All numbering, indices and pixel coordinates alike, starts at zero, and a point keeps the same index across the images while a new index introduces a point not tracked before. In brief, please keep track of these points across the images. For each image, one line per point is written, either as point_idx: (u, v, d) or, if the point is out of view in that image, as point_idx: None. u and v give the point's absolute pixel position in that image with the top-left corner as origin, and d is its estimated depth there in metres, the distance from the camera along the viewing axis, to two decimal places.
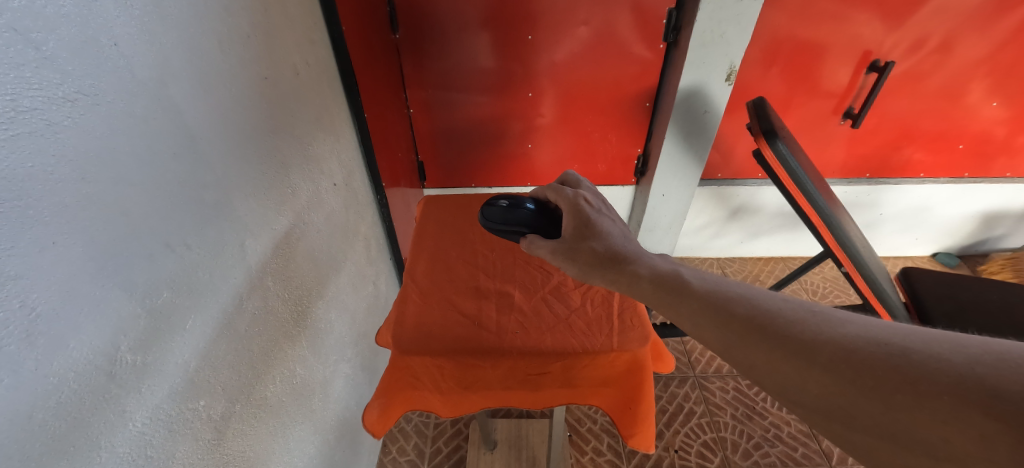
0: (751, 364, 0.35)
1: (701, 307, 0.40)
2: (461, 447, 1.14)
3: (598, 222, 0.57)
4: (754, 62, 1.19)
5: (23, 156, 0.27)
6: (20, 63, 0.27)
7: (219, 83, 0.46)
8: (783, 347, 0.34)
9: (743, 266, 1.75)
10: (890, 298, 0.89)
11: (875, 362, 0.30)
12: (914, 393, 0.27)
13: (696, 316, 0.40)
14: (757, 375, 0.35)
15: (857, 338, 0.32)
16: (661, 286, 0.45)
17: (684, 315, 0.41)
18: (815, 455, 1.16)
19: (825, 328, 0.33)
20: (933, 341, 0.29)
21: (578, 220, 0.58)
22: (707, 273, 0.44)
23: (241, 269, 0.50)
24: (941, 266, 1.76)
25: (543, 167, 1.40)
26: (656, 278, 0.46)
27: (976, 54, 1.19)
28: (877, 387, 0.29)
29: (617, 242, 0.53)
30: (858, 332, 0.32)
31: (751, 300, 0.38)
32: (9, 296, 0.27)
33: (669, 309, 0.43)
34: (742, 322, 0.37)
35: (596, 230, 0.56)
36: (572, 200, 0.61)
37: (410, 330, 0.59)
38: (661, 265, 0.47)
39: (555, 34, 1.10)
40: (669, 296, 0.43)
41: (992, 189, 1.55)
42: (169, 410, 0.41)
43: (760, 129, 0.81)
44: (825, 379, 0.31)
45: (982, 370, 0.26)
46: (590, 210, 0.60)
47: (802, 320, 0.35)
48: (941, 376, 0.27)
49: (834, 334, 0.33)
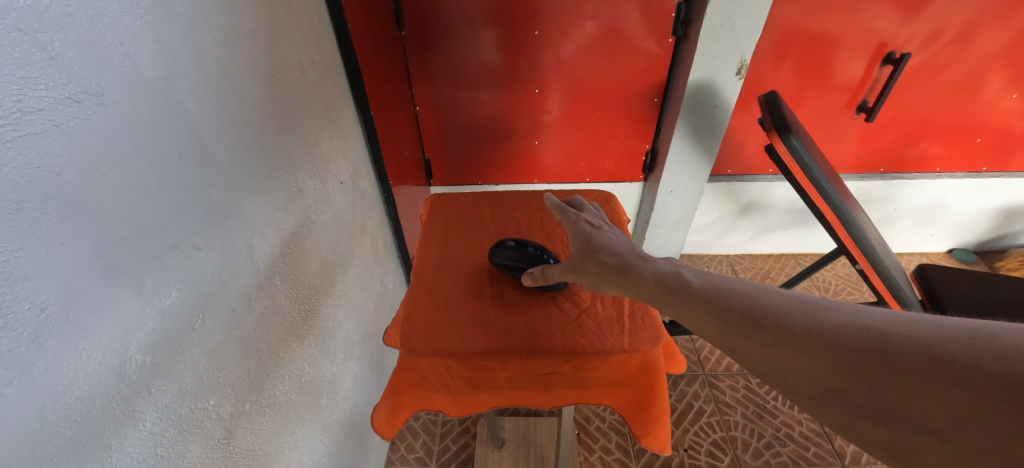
0: (746, 355, 0.34)
1: (699, 304, 0.39)
2: (470, 445, 1.14)
3: (600, 232, 0.57)
4: (765, 55, 1.17)
5: (30, 156, 0.27)
6: (25, 64, 0.27)
7: (225, 83, 0.46)
8: (774, 335, 0.33)
9: (753, 263, 1.72)
10: (905, 295, 0.87)
11: (860, 346, 0.29)
12: (894, 372, 0.27)
13: (695, 313, 0.39)
14: (750, 366, 0.34)
15: (843, 323, 0.31)
16: (661, 286, 0.44)
17: (683, 313, 0.40)
18: (827, 455, 1.14)
19: (813, 316, 0.33)
20: (912, 321, 0.29)
21: (579, 231, 0.57)
22: (705, 271, 0.44)
23: (250, 270, 0.51)
24: (957, 262, 1.72)
25: (550, 164, 1.39)
26: (659, 278, 0.45)
27: (995, 45, 1.16)
28: (862, 368, 0.28)
29: (622, 249, 0.52)
30: (844, 317, 0.31)
31: (747, 294, 0.38)
32: (19, 298, 0.27)
33: (670, 309, 0.42)
34: (737, 315, 0.36)
35: (597, 238, 0.55)
36: (571, 212, 0.61)
37: (417, 331, 0.59)
38: (665, 266, 0.47)
39: (562, 30, 1.09)
40: (669, 295, 0.43)
41: (1011, 183, 1.51)
42: (178, 409, 0.40)
43: (773, 123, 0.79)
44: (814, 364, 0.30)
45: (958, 347, 0.26)
46: (589, 220, 0.59)
47: (792, 310, 0.34)
48: (920, 354, 0.26)
49: (822, 320, 0.32)
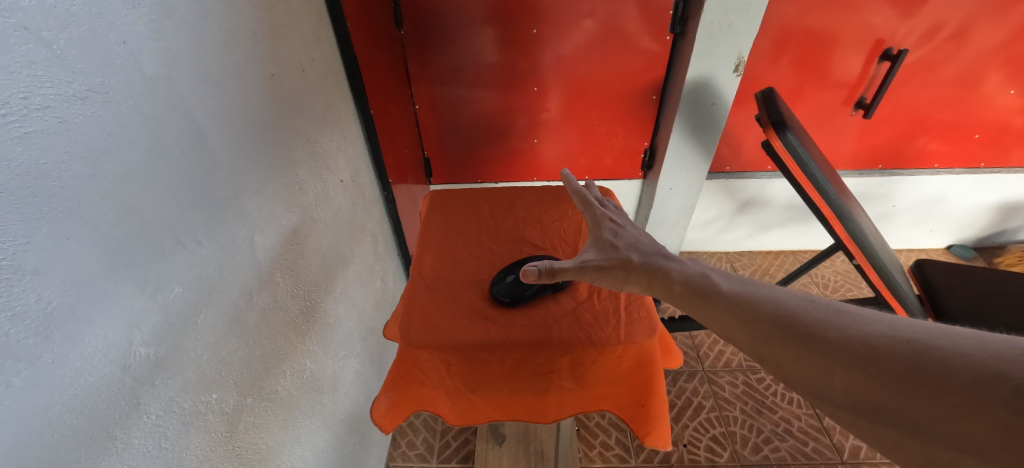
0: (779, 361, 0.36)
1: (729, 308, 0.41)
2: (470, 441, 1.14)
3: (623, 233, 0.57)
4: (763, 53, 1.18)
5: (38, 152, 0.28)
6: (32, 62, 0.27)
7: (227, 81, 0.46)
8: (807, 344, 0.34)
9: (753, 259, 1.72)
10: (902, 290, 0.87)
11: (897, 357, 0.29)
12: (932, 388, 0.27)
13: (726, 317, 0.41)
14: (783, 373, 0.36)
15: (879, 335, 0.31)
16: (691, 290, 0.45)
17: (716, 318, 0.42)
18: (825, 450, 1.15)
19: (849, 326, 0.33)
20: (957, 337, 0.29)
21: (603, 233, 0.58)
22: (738, 278, 0.45)
23: (251, 265, 0.51)
24: (956, 259, 1.72)
25: (549, 162, 1.39)
26: (688, 281, 0.46)
27: (991, 41, 1.17)
28: (899, 381, 0.29)
29: (649, 249, 0.53)
30: (881, 330, 0.32)
31: (779, 301, 0.39)
32: (26, 290, 0.28)
33: (701, 314, 0.44)
34: (767, 321, 0.38)
35: (622, 240, 0.56)
36: (596, 216, 0.62)
37: (416, 324, 0.59)
38: (693, 268, 0.48)
39: (561, 28, 1.09)
40: (700, 301, 0.44)
41: (1009, 179, 1.52)
42: (183, 402, 0.41)
43: (769, 119, 0.79)
44: (849, 375, 0.31)
45: (1006, 365, 0.26)
46: (613, 224, 0.60)
47: (826, 319, 0.35)
48: (962, 372, 0.27)
49: (857, 330, 0.33)
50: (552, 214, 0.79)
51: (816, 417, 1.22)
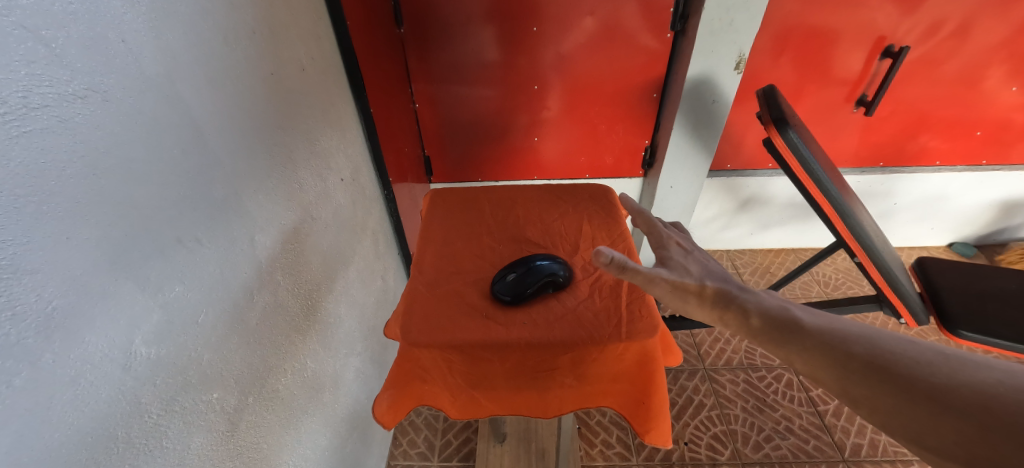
0: (876, 406, 0.34)
1: (816, 345, 0.39)
2: (471, 439, 1.14)
3: (686, 254, 0.54)
4: (764, 50, 1.17)
5: (36, 151, 0.28)
6: (30, 61, 0.27)
7: (227, 80, 0.46)
8: (912, 392, 0.33)
9: (753, 258, 1.72)
10: (904, 288, 0.86)
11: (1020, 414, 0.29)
12: None
13: (812, 355, 0.39)
14: (881, 419, 0.34)
15: (998, 388, 0.31)
16: (771, 324, 0.43)
17: (799, 355, 0.40)
18: (826, 448, 1.15)
19: (959, 375, 0.33)
20: None
21: (666, 250, 0.55)
22: (820, 314, 0.43)
23: (251, 264, 0.51)
24: (958, 256, 1.72)
25: (549, 161, 1.39)
26: (766, 314, 0.44)
27: (994, 38, 1.16)
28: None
29: (719, 275, 0.50)
30: (997, 381, 0.31)
31: (872, 341, 0.38)
32: (26, 290, 0.28)
33: (783, 351, 0.41)
34: (864, 363, 0.36)
35: (688, 260, 0.53)
36: (656, 233, 0.58)
37: (417, 323, 0.59)
38: (769, 301, 0.45)
39: (561, 26, 1.09)
40: (782, 335, 0.42)
41: (1011, 176, 1.51)
42: (184, 401, 0.41)
43: (770, 117, 0.79)
44: (964, 427, 0.30)
45: None
46: (675, 242, 0.56)
47: (931, 365, 0.34)
48: None
49: (970, 381, 0.32)
50: (553, 213, 0.79)
51: (817, 415, 1.22)
